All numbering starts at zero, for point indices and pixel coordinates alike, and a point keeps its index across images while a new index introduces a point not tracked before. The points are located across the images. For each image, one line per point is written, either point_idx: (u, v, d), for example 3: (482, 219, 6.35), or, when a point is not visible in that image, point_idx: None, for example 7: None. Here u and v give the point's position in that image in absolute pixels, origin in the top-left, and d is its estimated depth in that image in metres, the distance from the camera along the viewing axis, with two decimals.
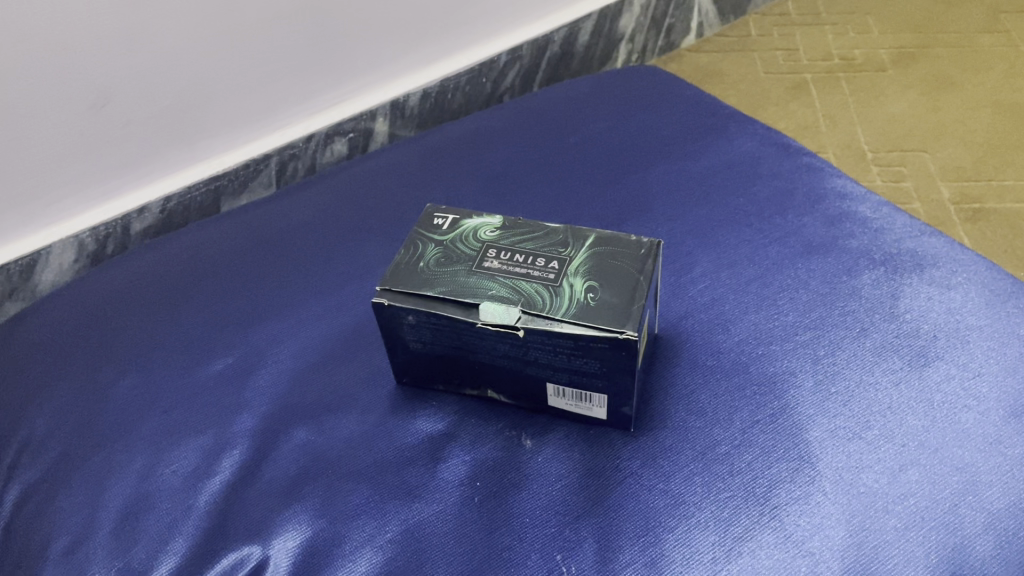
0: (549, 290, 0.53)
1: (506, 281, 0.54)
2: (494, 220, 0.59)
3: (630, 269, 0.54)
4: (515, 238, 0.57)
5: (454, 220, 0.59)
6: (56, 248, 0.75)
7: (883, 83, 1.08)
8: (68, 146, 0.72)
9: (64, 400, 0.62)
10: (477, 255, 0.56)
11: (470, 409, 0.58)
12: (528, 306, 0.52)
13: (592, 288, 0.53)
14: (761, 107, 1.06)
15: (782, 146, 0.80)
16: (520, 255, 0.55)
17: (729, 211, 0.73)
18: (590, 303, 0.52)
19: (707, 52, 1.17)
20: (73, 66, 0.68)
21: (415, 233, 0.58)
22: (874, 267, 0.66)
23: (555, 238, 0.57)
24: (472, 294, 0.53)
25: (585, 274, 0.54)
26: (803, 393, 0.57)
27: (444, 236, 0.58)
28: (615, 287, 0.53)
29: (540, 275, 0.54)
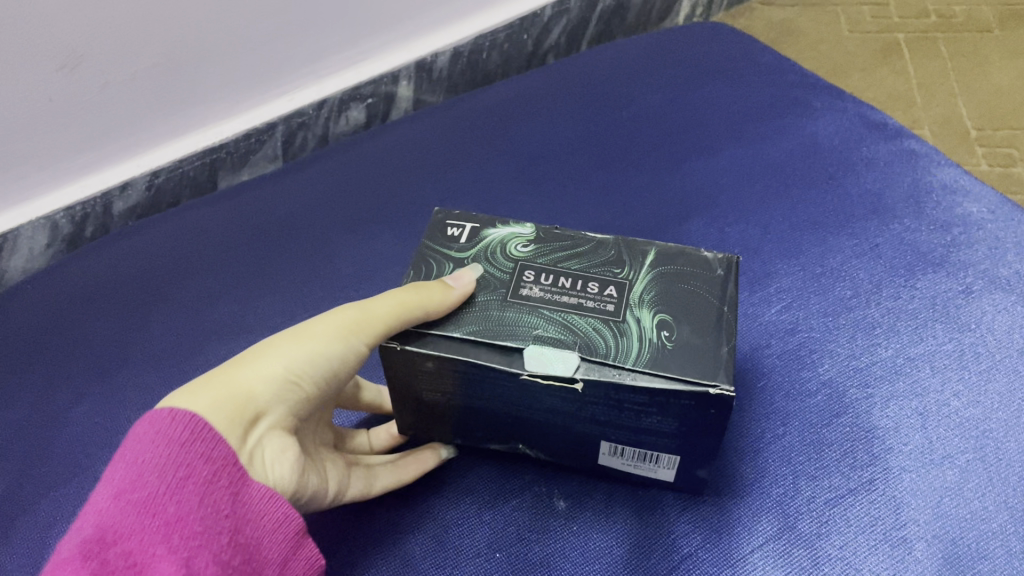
0: (610, 329, 0.41)
1: (554, 315, 0.42)
2: (526, 230, 0.47)
3: (708, 293, 0.42)
4: (555, 253, 0.45)
5: (474, 232, 0.47)
6: (25, 230, 0.66)
7: (987, 47, 0.93)
8: (35, 114, 0.62)
9: (18, 422, 0.55)
10: (511, 279, 0.44)
11: (493, 458, 0.49)
12: (588, 351, 0.40)
13: (666, 324, 0.41)
14: (844, 73, 0.92)
15: (877, 127, 0.67)
16: (565, 278, 0.44)
17: (811, 209, 0.60)
18: (666, 344, 0.40)
19: (781, 5, 1.02)
20: (37, 26, 0.57)
21: (428, 252, 0.46)
22: (996, 290, 0.54)
23: (607, 254, 0.45)
24: (511, 334, 0.41)
25: (653, 304, 0.42)
26: (909, 454, 0.46)
27: (466, 255, 0.46)
28: (694, 320, 0.41)
29: (596, 306, 0.42)
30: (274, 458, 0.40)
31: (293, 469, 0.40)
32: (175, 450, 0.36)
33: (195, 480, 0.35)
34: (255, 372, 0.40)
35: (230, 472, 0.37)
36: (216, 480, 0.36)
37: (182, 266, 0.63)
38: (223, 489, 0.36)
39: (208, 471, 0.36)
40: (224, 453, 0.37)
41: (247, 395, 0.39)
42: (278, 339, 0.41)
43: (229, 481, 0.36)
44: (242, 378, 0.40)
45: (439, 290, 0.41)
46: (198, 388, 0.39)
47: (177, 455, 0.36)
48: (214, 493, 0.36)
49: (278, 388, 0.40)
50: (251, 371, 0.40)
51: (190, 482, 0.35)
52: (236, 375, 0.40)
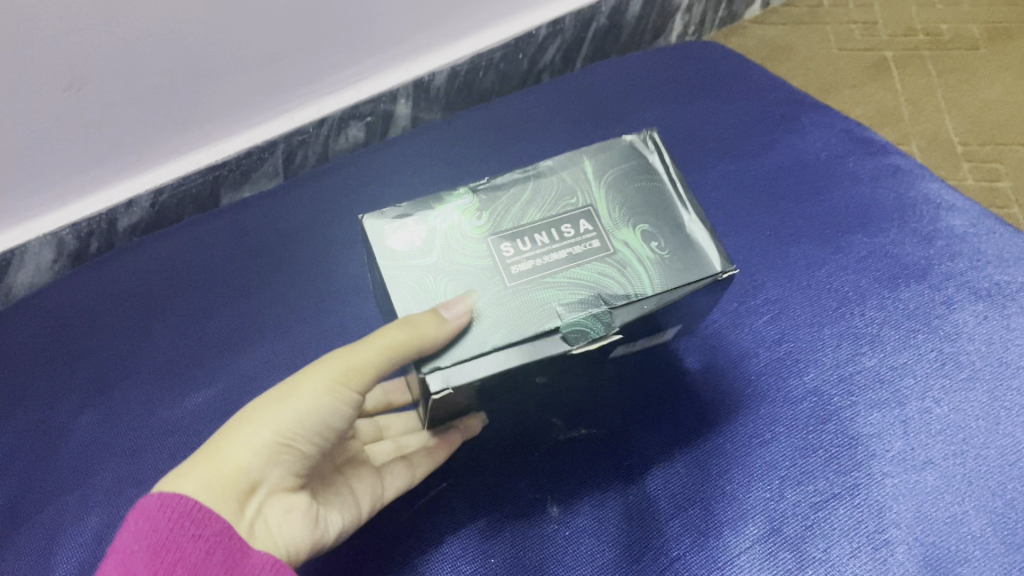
0: (613, 266, 0.42)
1: (561, 278, 0.41)
2: (465, 200, 0.44)
3: (657, 185, 0.44)
4: (510, 210, 0.43)
5: (426, 229, 0.42)
6: (32, 246, 0.69)
7: (975, 64, 0.95)
8: (41, 136, 0.63)
9: (23, 431, 0.56)
10: (493, 259, 0.42)
11: (487, 455, 0.50)
12: (613, 297, 0.41)
13: (649, 234, 0.43)
14: (833, 89, 0.94)
15: (864, 143, 0.68)
16: (537, 233, 0.42)
17: (799, 223, 0.62)
18: (662, 255, 0.42)
19: (774, 24, 1.03)
20: (46, 56, 0.59)
21: (393, 270, 0.42)
22: (977, 302, 0.55)
23: (554, 190, 0.44)
24: (539, 318, 0.40)
25: (623, 222, 0.43)
26: (892, 460, 0.48)
27: (431, 257, 0.42)
28: (666, 220, 0.43)
29: (583, 248, 0.42)
30: (280, 521, 0.42)
31: (303, 525, 0.43)
32: (164, 535, 0.38)
33: (185, 563, 0.37)
34: (243, 441, 0.41)
35: (223, 548, 0.38)
36: (208, 558, 0.38)
37: (186, 278, 0.64)
38: (217, 565, 0.38)
39: (199, 549, 0.38)
40: (216, 529, 0.38)
41: (238, 469, 0.40)
42: (267, 398, 0.41)
43: (223, 556, 0.38)
44: (232, 449, 0.41)
45: (431, 318, 0.38)
46: (193, 464, 0.40)
47: (166, 539, 0.38)
48: (207, 570, 0.37)
49: (270, 456, 0.41)
50: (242, 439, 0.41)
51: (182, 565, 0.37)
52: (226, 446, 0.41)
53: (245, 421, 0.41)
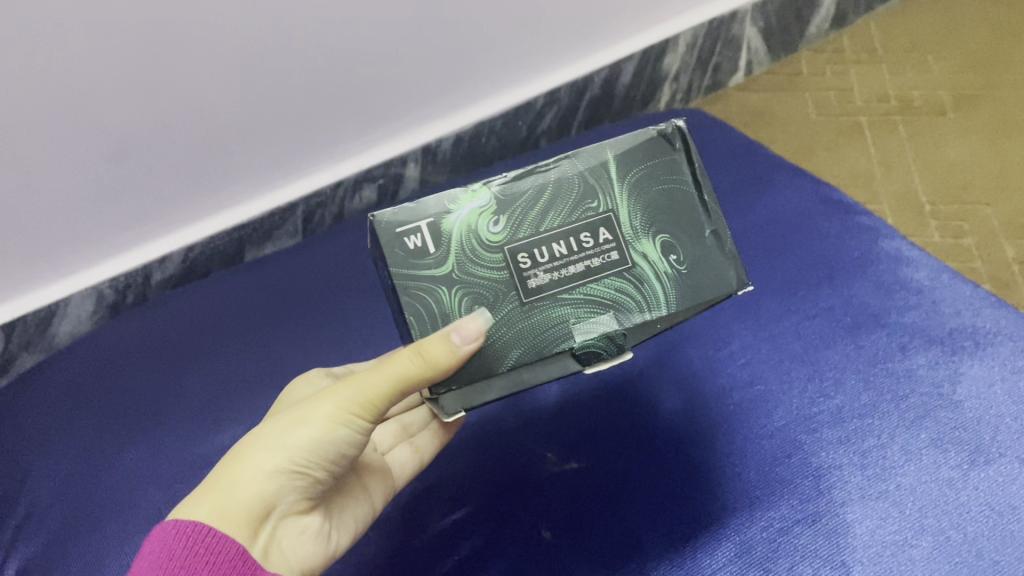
0: (631, 282, 0.44)
1: (577, 293, 0.44)
2: (480, 197, 0.44)
3: (682, 184, 0.46)
4: (528, 214, 0.44)
5: (434, 232, 0.43)
6: (74, 299, 0.76)
7: (943, 128, 1.02)
8: (88, 199, 0.71)
9: (70, 466, 0.62)
10: (510, 270, 0.43)
11: (493, 497, 0.57)
12: (628, 314, 0.44)
13: (668, 246, 0.45)
14: (811, 153, 1.02)
15: (833, 203, 0.75)
16: (555, 244, 0.43)
17: (772, 277, 0.68)
18: (678, 269, 0.45)
19: (756, 91, 1.12)
20: (92, 130, 0.66)
21: (407, 277, 0.43)
22: (931, 347, 0.61)
23: (572, 191, 0.44)
24: (553, 338, 0.43)
25: (643, 228, 0.45)
26: (851, 489, 0.53)
27: (445, 267, 0.43)
28: (685, 228, 0.45)
29: (601, 261, 0.44)
30: (294, 542, 0.47)
31: (313, 544, 0.48)
32: (175, 563, 0.41)
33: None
34: (258, 467, 0.44)
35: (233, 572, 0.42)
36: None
37: (214, 326, 0.71)
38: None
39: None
40: (226, 555, 0.42)
41: (252, 499, 0.44)
42: (285, 423, 0.45)
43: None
44: (247, 475, 0.44)
45: (440, 347, 0.40)
46: (210, 490, 0.44)
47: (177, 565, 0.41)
48: None
49: (283, 483, 0.45)
50: (256, 464, 0.44)
51: None
52: (242, 472, 0.44)
53: (261, 448, 0.45)
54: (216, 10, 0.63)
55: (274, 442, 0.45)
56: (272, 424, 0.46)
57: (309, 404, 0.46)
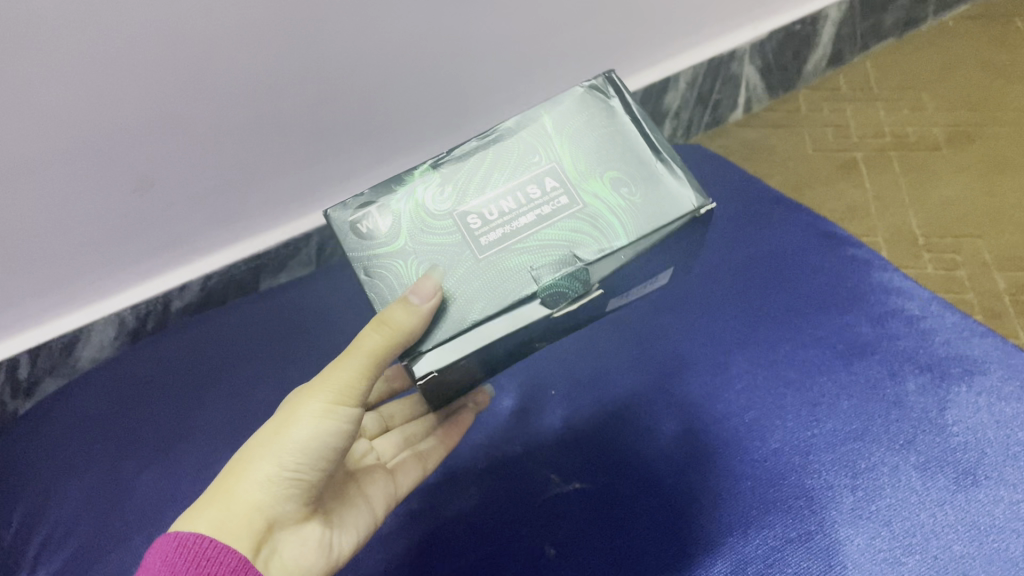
0: (582, 222, 0.49)
1: (531, 240, 0.49)
2: (426, 178, 0.51)
3: (623, 129, 0.52)
4: (473, 182, 0.51)
5: (388, 211, 0.51)
6: (97, 324, 0.80)
7: (937, 164, 1.05)
8: (113, 229, 0.74)
9: (93, 485, 0.65)
10: (464, 230, 0.50)
11: (506, 526, 0.59)
12: (586, 250, 0.49)
13: (615, 184, 0.50)
14: (808, 188, 1.05)
15: (828, 236, 0.77)
16: (503, 202, 0.50)
17: (769, 306, 0.70)
18: (629, 202, 0.50)
19: (754, 128, 1.15)
20: (121, 169, 0.70)
21: (367, 251, 0.50)
22: (920, 373, 0.63)
23: (511, 158, 0.51)
24: (514, 281, 0.48)
25: (587, 174, 0.51)
26: (843, 510, 0.55)
27: (403, 238, 0.50)
28: (629, 167, 0.51)
29: (550, 209, 0.50)
30: (295, 554, 0.49)
31: (314, 552, 0.50)
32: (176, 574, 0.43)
33: None
34: (254, 480, 0.47)
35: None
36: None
37: (231, 351, 0.74)
38: None
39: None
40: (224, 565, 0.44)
41: (251, 511, 0.46)
42: (271, 433, 0.48)
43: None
44: (245, 490, 0.46)
45: (403, 310, 0.45)
46: (207, 511, 0.46)
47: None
48: None
49: (276, 490, 0.47)
50: (251, 479, 0.47)
51: None
52: (239, 488, 0.47)
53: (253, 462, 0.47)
54: (242, 60, 0.67)
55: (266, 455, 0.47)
56: (257, 440, 0.48)
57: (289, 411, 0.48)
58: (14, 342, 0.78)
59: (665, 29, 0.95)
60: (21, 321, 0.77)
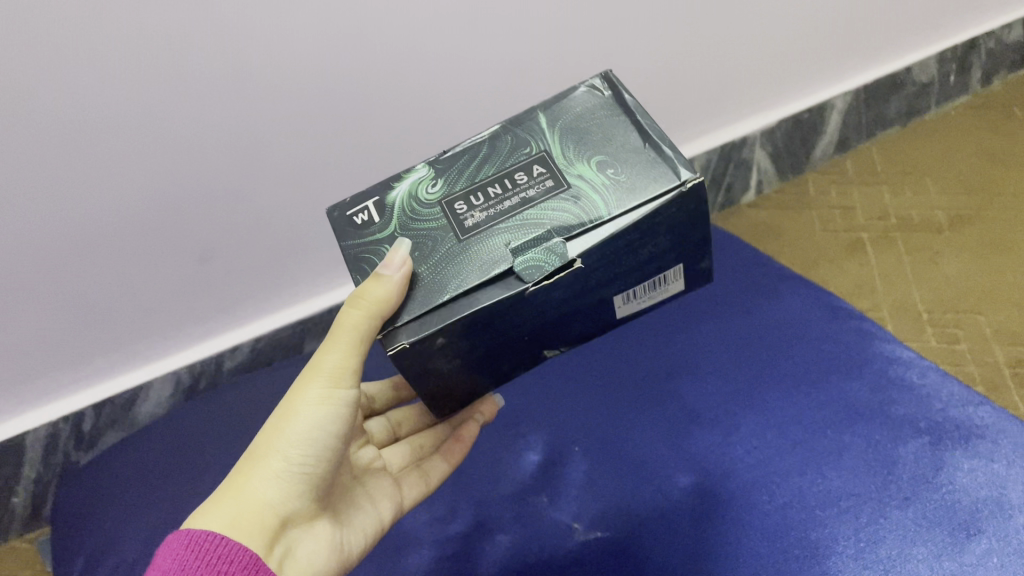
0: (566, 200, 0.50)
1: (513, 220, 0.50)
2: (419, 172, 0.54)
3: (620, 113, 0.53)
4: (464, 171, 0.53)
5: (379, 203, 0.53)
6: (156, 382, 0.92)
7: (938, 244, 1.11)
8: (177, 292, 0.87)
9: (153, 526, 0.71)
10: (449, 216, 0.51)
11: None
12: (565, 229, 0.49)
13: (603, 163, 0.51)
14: (816, 265, 1.11)
15: (835, 309, 0.83)
16: (491, 188, 0.52)
17: (779, 373, 0.76)
18: (617, 179, 0.50)
19: (766, 208, 1.22)
20: (176, 241, 0.82)
21: (354, 239, 0.52)
22: (919, 435, 0.68)
23: (503, 147, 0.53)
24: (493, 263, 0.49)
25: (576, 157, 0.51)
26: (845, 560, 0.60)
27: (389, 227, 0.52)
28: (620, 148, 0.51)
29: (536, 190, 0.51)
30: (310, 551, 0.53)
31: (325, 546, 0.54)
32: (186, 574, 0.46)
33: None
34: (262, 477, 0.50)
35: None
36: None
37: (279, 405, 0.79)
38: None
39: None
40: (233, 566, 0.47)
41: (262, 508, 0.50)
42: (272, 426, 0.51)
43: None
44: (253, 488, 0.50)
45: (380, 285, 0.47)
46: (219, 513, 0.49)
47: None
48: None
49: (284, 483, 0.51)
50: (260, 476, 0.51)
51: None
52: (247, 488, 0.50)
53: (259, 459, 0.51)
54: (278, 139, 0.80)
55: (271, 451, 0.51)
56: (259, 438, 0.52)
57: (285, 401, 0.52)
58: (84, 396, 0.90)
59: (660, 125, 1.07)
60: (89, 378, 0.89)
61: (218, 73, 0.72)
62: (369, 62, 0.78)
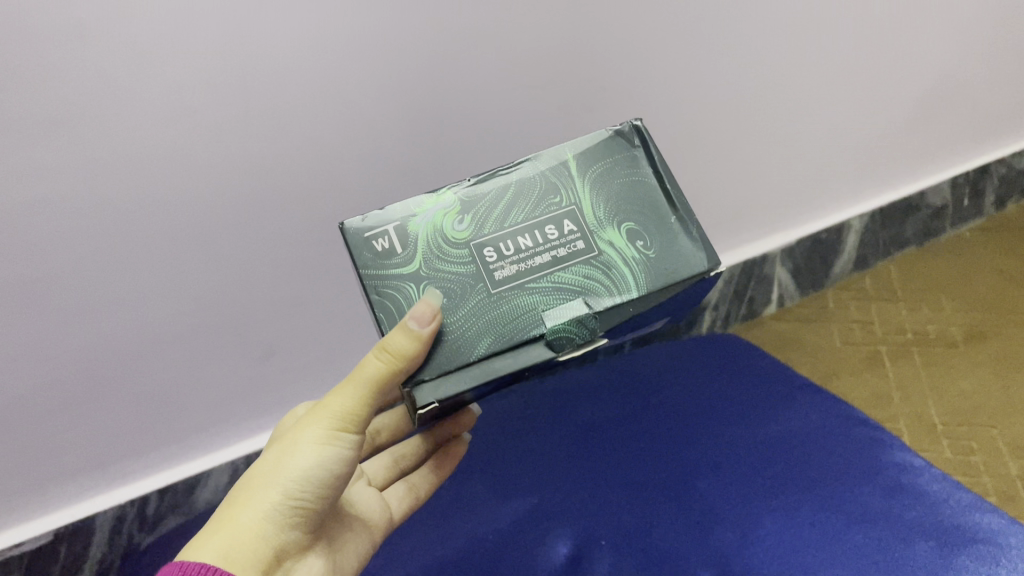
0: (596, 269, 0.57)
1: (547, 281, 0.56)
2: (445, 206, 0.58)
3: (646, 177, 0.60)
4: (493, 215, 0.58)
5: (404, 234, 0.57)
6: (215, 471, 1.00)
7: (954, 360, 1.16)
8: (240, 385, 0.96)
9: None
10: (479, 262, 0.56)
11: None
12: (596, 301, 0.56)
13: (635, 234, 0.58)
14: (835, 376, 1.17)
15: (851, 419, 0.89)
16: (521, 239, 0.57)
17: (797, 476, 0.81)
18: (646, 255, 0.57)
19: (788, 321, 1.29)
20: (243, 342, 0.92)
21: (386, 272, 0.56)
22: (928, 539, 0.71)
23: (533, 195, 0.58)
24: (524, 326, 0.55)
25: (609, 222, 0.58)
26: None
27: (416, 263, 0.56)
28: (650, 222, 0.58)
29: (567, 250, 0.57)
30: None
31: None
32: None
33: None
34: (260, 508, 0.54)
35: None
36: None
37: None
38: None
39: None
40: None
41: (258, 541, 0.54)
42: (276, 460, 0.55)
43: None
44: (250, 518, 0.54)
45: (405, 339, 0.51)
46: (217, 538, 0.53)
47: None
48: None
49: (280, 516, 0.55)
50: (258, 506, 0.54)
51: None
52: (245, 517, 0.54)
53: (258, 490, 0.55)
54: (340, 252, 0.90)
55: (272, 482, 0.55)
56: (261, 470, 0.56)
57: (291, 439, 0.56)
58: (152, 481, 0.98)
59: None
60: (156, 464, 0.97)
61: (292, 189, 0.82)
62: (424, 184, 0.89)
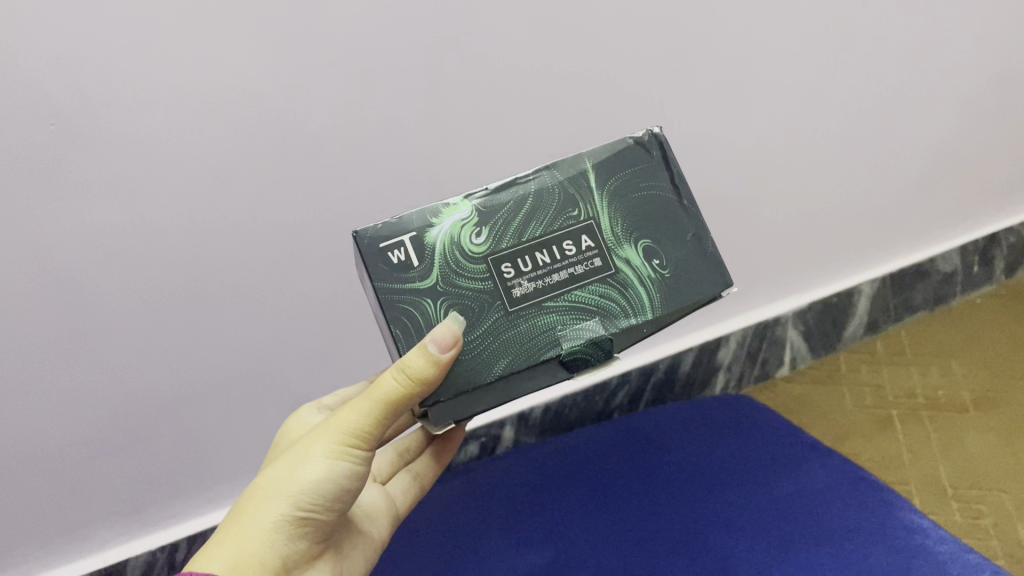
0: (612, 289, 0.59)
1: (564, 301, 0.59)
2: (462, 215, 0.59)
3: (664, 187, 0.61)
4: (510, 227, 0.59)
5: (421, 247, 0.59)
6: None
7: (963, 425, 1.18)
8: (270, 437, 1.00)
9: None
10: (497, 277, 0.59)
11: None
12: (611, 322, 0.59)
13: (651, 252, 0.60)
14: (846, 438, 1.19)
15: (860, 479, 0.91)
16: (540, 255, 0.59)
17: (805, 535, 0.83)
18: (661, 275, 0.60)
19: (801, 383, 1.31)
20: (274, 396, 0.97)
21: (404, 287, 0.58)
22: None
23: (550, 208, 0.60)
24: (541, 346, 0.58)
25: (625, 238, 0.60)
26: None
27: (433, 277, 0.58)
28: (666, 238, 0.60)
29: (584, 268, 0.59)
30: None
31: None
32: None
33: None
34: (267, 518, 0.56)
35: None
36: None
37: None
38: None
39: None
40: None
41: (266, 552, 0.55)
42: (285, 470, 0.57)
43: None
44: (257, 527, 0.55)
45: (422, 361, 0.53)
46: (225, 547, 0.55)
47: None
48: None
49: (287, 527, 0.56)
50: (265, 516, 0.56)
51: None
52: (252, 525, 0.55)
53: (265, 500, 0.56)
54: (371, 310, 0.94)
55: (279, 492, 0.56)
56: (268, 479, 0.57)
57: (302, 451, 0.57)
58: (185, 526, 1.03)
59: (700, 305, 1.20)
60: (188, 509, 1.02)
61: (329, 250, 0.87)
62: None
